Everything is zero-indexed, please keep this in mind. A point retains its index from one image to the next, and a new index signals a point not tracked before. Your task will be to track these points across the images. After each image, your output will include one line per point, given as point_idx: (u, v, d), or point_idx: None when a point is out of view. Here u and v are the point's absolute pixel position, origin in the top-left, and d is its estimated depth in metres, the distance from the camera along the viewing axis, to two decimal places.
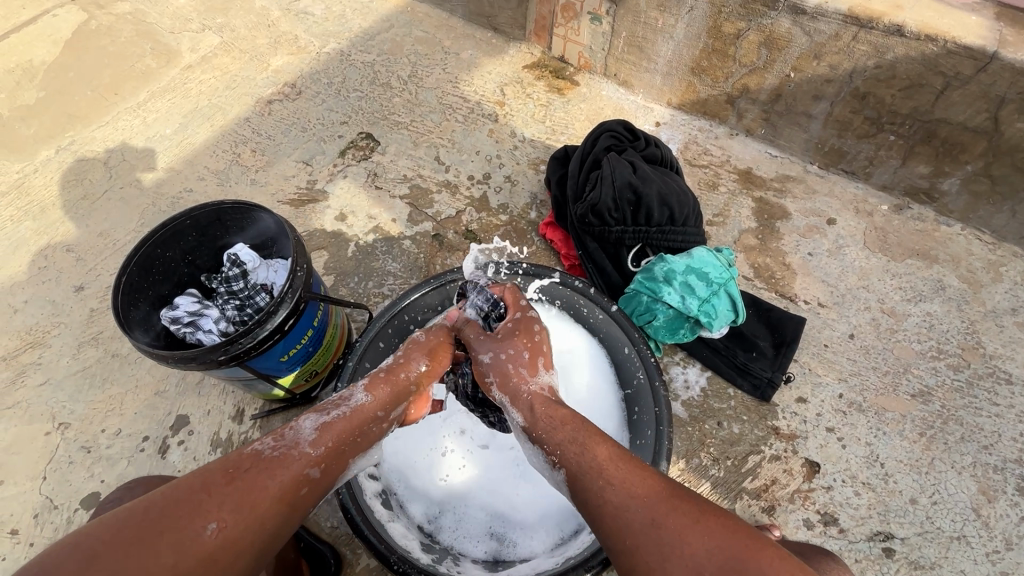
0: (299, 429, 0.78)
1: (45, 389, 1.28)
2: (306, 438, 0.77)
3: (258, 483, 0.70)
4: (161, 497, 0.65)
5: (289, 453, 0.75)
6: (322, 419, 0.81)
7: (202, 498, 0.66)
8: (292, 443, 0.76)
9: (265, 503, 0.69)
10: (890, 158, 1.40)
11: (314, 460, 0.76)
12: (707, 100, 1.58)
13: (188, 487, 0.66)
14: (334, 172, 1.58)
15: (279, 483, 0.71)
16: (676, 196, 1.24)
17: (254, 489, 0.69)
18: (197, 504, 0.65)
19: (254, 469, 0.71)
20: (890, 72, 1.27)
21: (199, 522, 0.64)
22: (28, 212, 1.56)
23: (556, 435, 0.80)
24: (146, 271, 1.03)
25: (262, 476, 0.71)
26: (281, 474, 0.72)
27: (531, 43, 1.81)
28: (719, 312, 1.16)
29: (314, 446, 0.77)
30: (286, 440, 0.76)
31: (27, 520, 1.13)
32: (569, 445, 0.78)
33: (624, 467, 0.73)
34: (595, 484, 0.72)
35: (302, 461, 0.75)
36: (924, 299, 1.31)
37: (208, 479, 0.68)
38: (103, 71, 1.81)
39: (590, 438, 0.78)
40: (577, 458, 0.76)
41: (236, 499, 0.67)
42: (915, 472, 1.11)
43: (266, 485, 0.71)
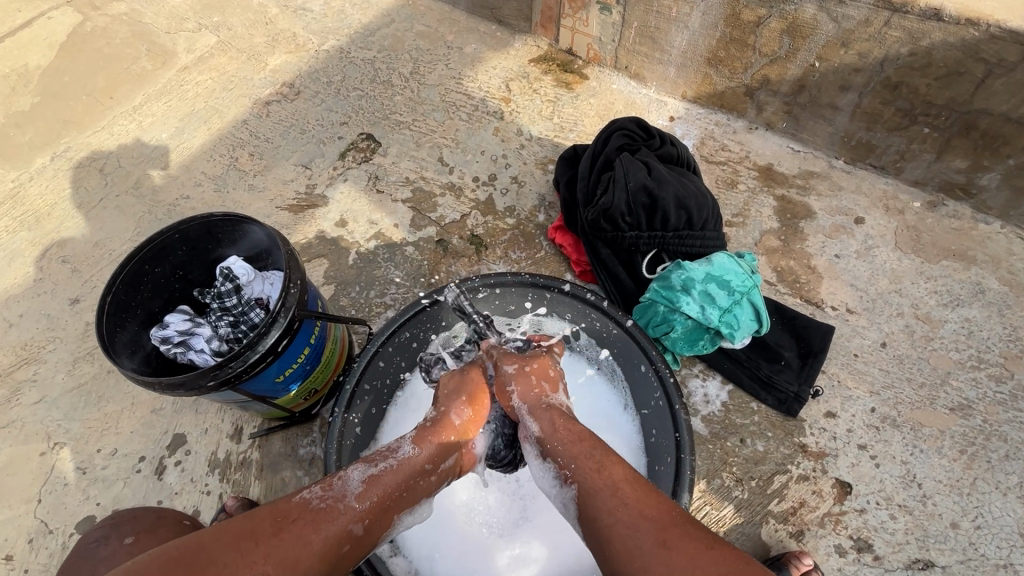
0: (346, 480, 0.74)
1: (41, 408, 1.24)
2: (352, 491, 0.73)
3: (302, 537, 0.66)
4: (207, 541, 0.62)
5: (335, 505, 0.70)
6: (370, 471, 0.76)
7: (247, 549, 0.62)
8: (339, 494, 0.72)
9: (308, 559, 0.65)
10: (924, 152, 1.31)
11: (359, 516, 0.71)
12: (724, 93, 1.50)
13: (235, 532, 0.64)
14: (334, 175, 1.52)
15: (323, 538, 0.67)
16: (694, 198, 1.16)
17: (298, 543, 0.65)
18: (241, 555, 0.62)
19: (300, 520, 0.67)
20: (926, 60, 1.17)
21: (242, 574, 0.61)
22: (24, 222, 1.52)
23: (569, 448, 0.76)
24: (134, 289, 1.01)
25: (307, 529, 0.67)
26: (325, 528, 0.68)
27: (538, 35, 1.72)
28: (741, 323, 1.08)
29: (360, 500, 0.72)
30: (334, 491, 0.72)
31: (23, 545, 1.10)
32: (583, 460, 0.74)
33: (637, 489, 0.68)
34: (606, 505, 0.67)
35: (347, 516, 0.70)
36: (962, 304, 1.23)
37: (254, 526, 0.65)
38: (98, 74, 1.76)
39: (606, 460, 0.73)
40: (588, 475, 0.72)
41: (280, 553, 0.63)
42: (955, 493, 1.04)
43: (310, 538, 0.66)
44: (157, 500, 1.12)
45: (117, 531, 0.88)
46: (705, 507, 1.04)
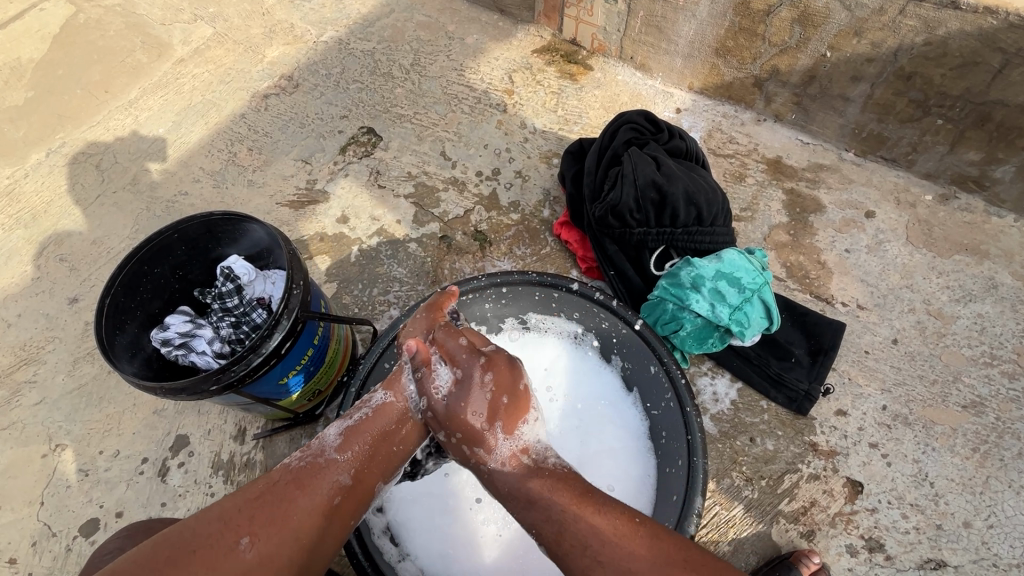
0: (323, 437, 0.76)
1: (41, 409, 1.23)
2: (331, 444, 0.75)
3: (286, 495, 0.69)
4: (191, 521, 0.65)
5: (315, 462, 0.73)
6: (346, 423, 0.77)
7: (230, 516, 0.65)
8: (318, 451, 0.74)
9: (296, 516, 0.68)
10: (937, 144, 1.28)
11: (343, 466, 0.73)
12: (732, 83, 1.46)
13: (217, 509, 0.66)
14: (335, 170, 1.49)
15: (309, 493, 0.70)
16: (704, 194, 1.13)
17: (282, 501, 0.68)
18: (224, 523, 0.65)
19: (280, 481, 0.70)
20: (941, 49, 1.14)
21: (231, 540, 0.64)
22: (20, 220, 1.49)
23: (527, 513, 0.71)
24: (133, 291, 0.99)
25: (290, 488, 0.69)
26: (308, 487, 0.70)
27: (541, 25, 1.69)
28: (752, 321, 1.06)
29: (340, 451, 0.74)
30: (313, 449, 0.74)
31: (26, 549, 1.09)
32: (546, 525, 0.68)
33: (614, 543, 0.65)
34: (580, 564, 0.65)
35: (331, 469, 0.72)
36: (975, 299, 1.21)
37: (236, 496, 0.68)
38: (92, 68, 1.72)
39: (567, 515, 0.68)
40: (556, 543, 0.67)
41: (263, 516, 0.66)
42: (967, 491, 1.03)
43: (293, 497, 0.69)
44: (161, 502, 1.11)
45: (129, 542, 0.86)
46: (714, 507, 1.03)
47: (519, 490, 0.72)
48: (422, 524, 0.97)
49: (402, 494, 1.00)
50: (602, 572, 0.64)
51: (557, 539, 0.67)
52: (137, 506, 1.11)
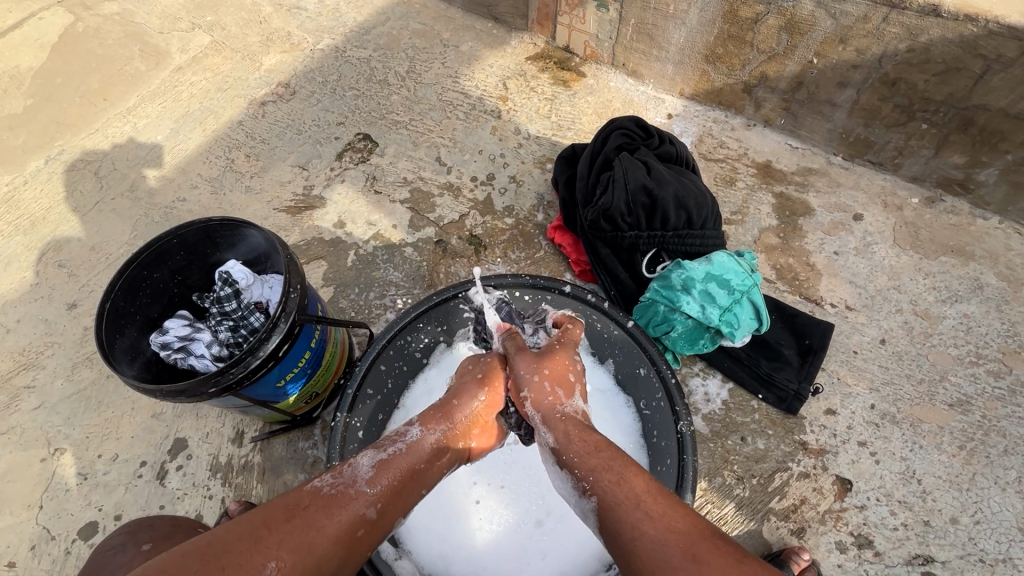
0: (355, 467, 0.72)
1: (41, 413, 1.24)
2: (363, 476, 0.71)
3: (317, 520, 0.64)
4: (222, 534, 0.59)
5: (346, 491, 0.69)
6: (380, 455, 0.74)
7: (261, 535, 0.60)
8: (350, 479, 0.70)
9: (323, 546, 0.63)
10: (922, 148, 1.31)
11: (370, 499, 0.69)
12: (722, 89, 1.49)
13: (248, 522, 0.61)
14: (331, 176, 1.51)
15: (338, 524, 0.65)
16: (694, 198, 1.16)
17: (312, 527, 0.63)
18: (258, 542, 0.59)
19: (313, 508, 0.65)
20: (924, 56, 1.17)
21: (258, 561, 0.58)
22: (19, 226, 1.51)
23: (590, 460, 0.72)
24: (133, 296, 1.01)
25: (321, 513, 0.65)
26: (339, 513, 0.66)
27: (534, 33, 1.72)
28: (741, 322, 1.09)
29: (371, 484, 0.70)
30: (344, 477, 0.70)
31: (25, 552, 1.10)
32: (602, 475, 0.69)
33: (660, 505, 0.64)
34: (626, 523, 0.63)
35: (359, 501, 0.68)
36: (961, 300, 1.23)
37: (269, 515, 0.62)
38: (91, 76, 1.74)
39: (626, 473, 0.69)
40: (612, 488, 0.67)
41: (295, 539, 0.61)
42: (954, 488, 1.04)
43: (325, 523, 0.64)
44: (160, 505, 1.12)
45: (132, 538, 0.89)
46: (707, 505, 1.05)
47: (553, 498, 0.75)
48: (427, 525, 0.99)
49: None
50: (649, 526, 0.62)
51: (613, 493, 0.67)
52: (136, 509, 1.12)
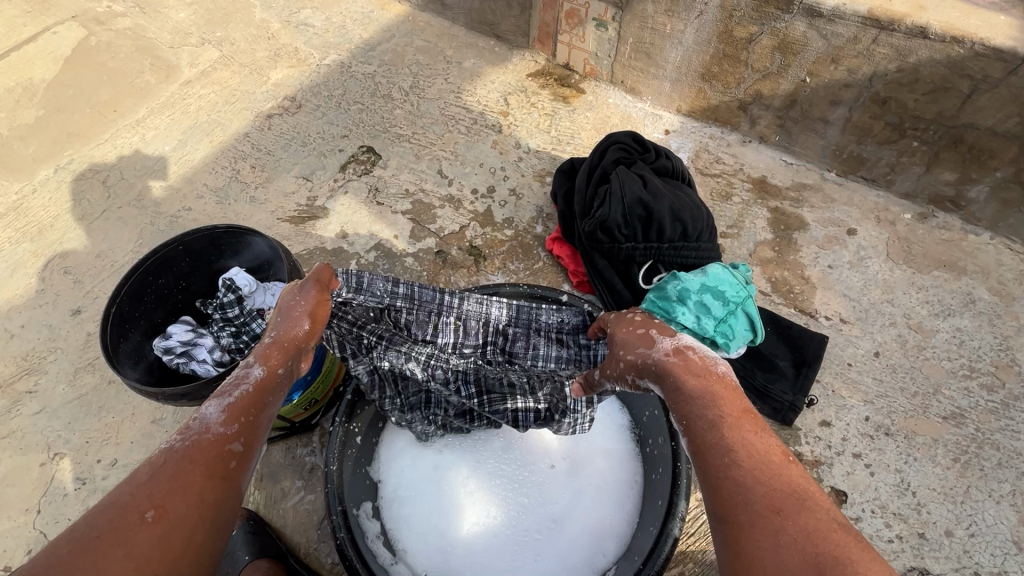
0: (200, 416, 0.64)
1: (42, 417, 1.25)
2: (213, 420, 0.64)
3: (176, 472, 0.58)
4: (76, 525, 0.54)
5: (198, 440, 0.61)
6: (225, 399, 0.66)
7: (113, 510, 0.54)
8: (200, 429, 0.63)
9: (192, 487, 0.58)
10: (914, 165, 1.33)
11: (230, 435, 0.63)
12: (718, 106, 1.53)
13: (96, 511, 0.54)
14: (335, 187, 1.54)
15: (200, 466, 0.59)
16: (689, 211, 1.18)
17: (173, 477, 0.58)
18: (114, 507, 0.55)
19: (169, 464, 0.59)
20: (913, 76, 1.20)
21: (130, 517, 0.54)
22: (27, 233, 1.53)
23: (694, 393, 0.66)
24: (138, 300, 1.03)
25: (181, 464, 0.59)
26: (198, 457, 0.60)
27: (535, 51, 1.76)
28: (736, 333, 1.09)
29: (223, 421, 0.64)
30: (191, 428, 0.63)
31: (21, 556, 1.10)
32: (702, 412, 0.64)
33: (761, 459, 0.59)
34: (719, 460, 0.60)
35: (220, 440, 0.62)
36: (954, 314, 1.25)
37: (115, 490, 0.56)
38: (102, 89, 1.78)
39: (726, 417, 0.63)
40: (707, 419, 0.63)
41: (157, 492, 0.57)
42: (949, 501, 1.05)
43: (187, 472, 0.59)
44: None
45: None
46: (702, 515, 1.06)
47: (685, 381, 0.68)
48: (419, 526, 0.99)
49: (398, 495, 1.02)
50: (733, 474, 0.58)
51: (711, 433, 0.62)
52: None
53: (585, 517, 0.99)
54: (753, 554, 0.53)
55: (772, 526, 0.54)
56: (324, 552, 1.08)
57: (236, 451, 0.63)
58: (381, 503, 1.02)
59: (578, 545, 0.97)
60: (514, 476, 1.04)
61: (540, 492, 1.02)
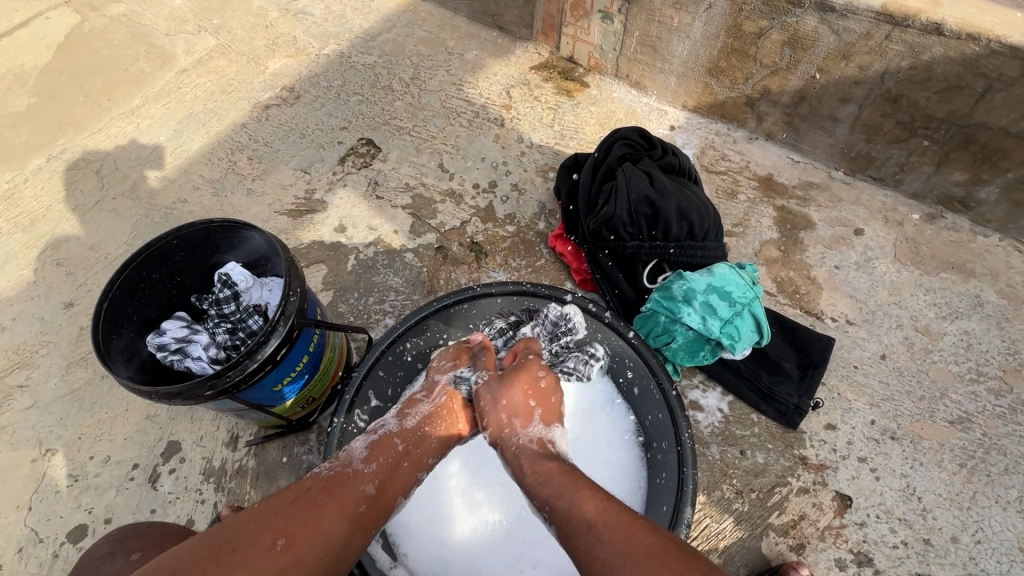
0: (349, 451, 0.77)
1: (33, 413, 1.22)
2: (357, 456, 0.76)
3: (319, 500, 0.68)
4: (229, 522, 0.64)
5: (343, 472, 0.74)
6: (370, 438, 0.80)
7: (268, 516, 0.65)
8: (347, 462, 0.75)
9: (329, 519, 0.67)
10: (923, 164, 1.31)
11: (368, 477, 0.74)
12: (725, 102, 1.50)
13: (253, 510, 0.65)
14: (333, 180, 1.51)
15: (340, 500, 0.70)
16: (696, 209, 1.16)
17: (317, 504, 0.68)
18: (263, 521, 0.64)
19: (315, 488, 0.70)
20: (926, 74, 1.18)
21: (268, 538, 0.63)
22: (18, 224, 1.50)
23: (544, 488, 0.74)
24: (131, 296, 1.00)
25: (322, 493, 0.70)
26: (340, 491, 0.71)
27: (539, 43, 1.73)
28: (742, 334, 1.08)
29: (366, 462, 0.76)
30: (341, 460, 0.76)
31: (12, 554, 1.08)
32: (558, 503, 0.71)
33: (610, 526, 0.65)
34: (582, 542, 0.65)
35: (358, 478, 0.73)
36: (961, 317, 1.23)
37: (272, 499, 0.67)
38: (96, 76, 1.74)
39: (579, 494, 0.71)
40: (565, 503, 0.70)
41: (301, 516, 0.66)
42: (954, 506, 1.04)
43: (327, 502, 0.69)
44: (150, 509, 1.11)
45: (121, 547, 0.85)
46: (705, 519, 1.04)
47: (538, 467, 0.78)
48: (419, 528, 0.97)
49: None
50: (599, 548, 0.63)
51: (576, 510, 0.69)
52: (127, 513, 1.11)
53: None
54: None
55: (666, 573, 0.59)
56: None
57: (370, 493, 0.73)
58: None
59: None
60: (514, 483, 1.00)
61: None
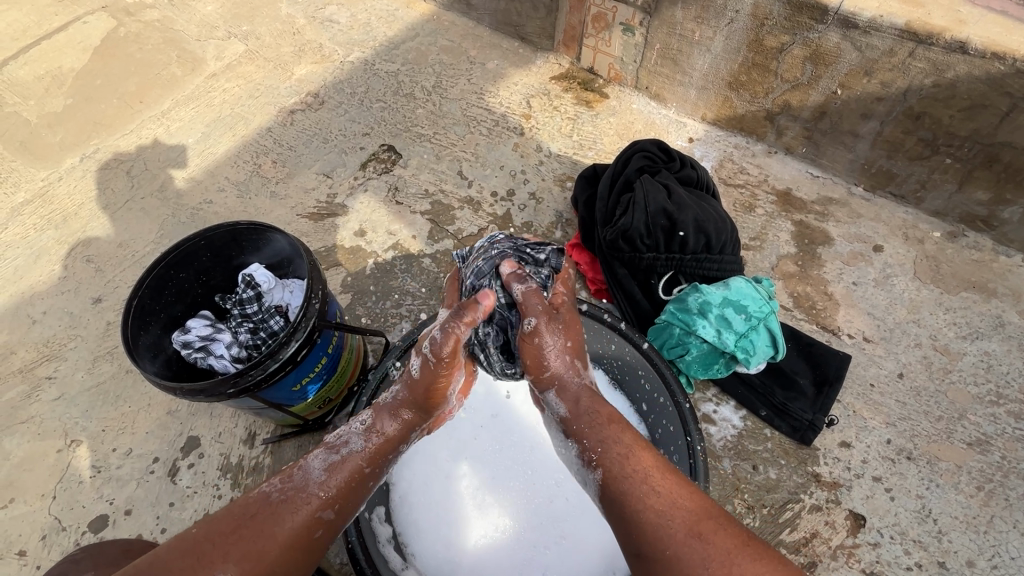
0: (306, 470, 0.77)
1: (60, 404, 1.26)
2: (314, 479, 0.76)
3: (265, 529, 0.70)
4: (167, 553, 0.67)
5: (296, 497, 0.74)
6: (331, 458, 0.79)
7: (203, 549, 0.67)
8: (301, 484, 0.75)
9: (276, 549, 0.70)
10: (946, 182, 1.30)
11: (325, 502, 0.75)
12: (744, 116, 1.50)
13: (191, 539, 0.68)
14: (354, 185, 1.54)
15: (289, 527, 0.71)
16: (713, 223, 1.16)
17: (262, 534, 0.70)
18: (202, 556, 0.67)
19: (260, 514, 0.71)
20: (949, 92, 1.17)
21: (207, 573, 0.65)
22: (51, 221, 1.55)
23: (600, 433, 0.79)
24: (159, 294, 1.04)
25: (269, 521, 0.71)
26: (289, 518, 0.72)
27: (560, 53, 1.74)
28: (757, 349, 1.08)
29: (322, 488, 0.75)
30: (295, 482, 0.75)
31: (36, 542, 1.12)
32: (608, 448, 0.77)
33: (665, 480, 0.73)
34: (640, 490, 0.72)
35: (311, 504, 0.74)
36: (981, 337, 1.21)
37: (212, 527, 0.69)
38: (129, 80, 1.80)
39: (632, 448, 0.77)
40: (620, 462, 0.75)
41: (242, 548, 0.68)
42: (971, 530, 1.02)
43: (273, 532, 0.70)
44: (169, 502, 1.13)
45: (89, 560, 0.86)
46: None
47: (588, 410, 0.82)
48: (428, 531, 0.98)
49: (410, 500, 1.01)
50: (656, 502, 0.70)
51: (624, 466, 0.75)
52: (146, 505, 1.14)
53: (593, 535, 0.97)
54: (701, 564, 0.64)
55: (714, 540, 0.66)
56: (332, 551, 1.06)
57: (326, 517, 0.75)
58: (393, 507, 1.01)
59: (590, 565, 0.96)
60: (525, 488, 1.02)
61: (549, 506, 1.00)
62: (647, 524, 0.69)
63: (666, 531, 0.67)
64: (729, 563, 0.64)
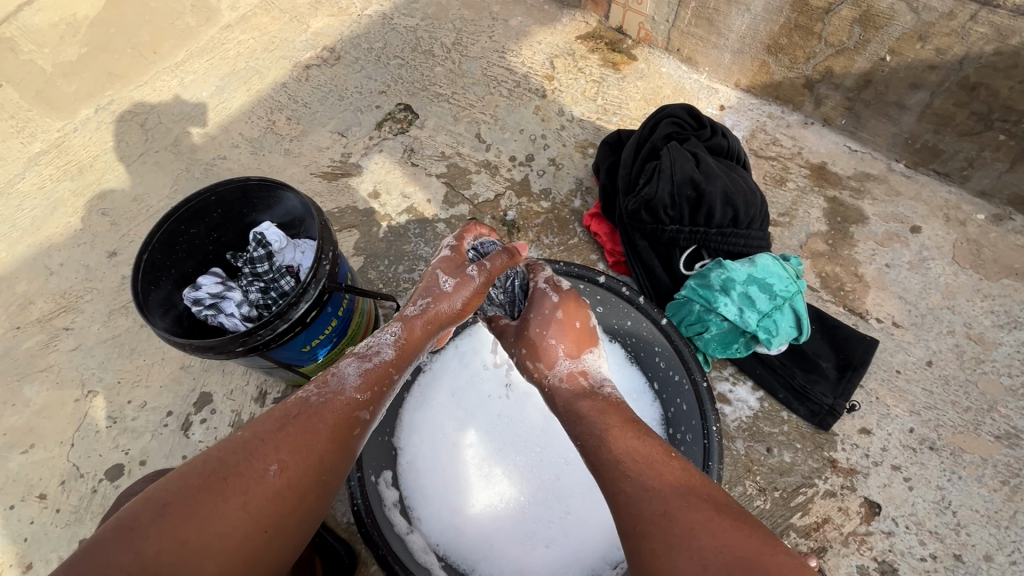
0: (340, 376, 0.80)
1: (77, 355, 1.28)
2: (349, 383, 0.80)
3: (309, 428, 0.72)
4: (215, 451, 0.67)
5: (336, 398, 0.77)
6: (363, 364, 0.83)
7: (253, 445, 0.68)
8: (337, 388, 0.79)
9: (322, 445, 0.72)
10: (996, 160, 1.21)
11: (362, 402, 0.79)
12: (782, 83, 1.41)
13: (237, 439, 0.69)
14: (369, 145, 1.50)
15: (330, 426, 0.74)
16: (743, 195, 1.11)
17: (306, 430, 0.72)
18: (253, 450, 0.68)
19: (304, 413, 0.74)
20: (1012, 61, 1.07)
21: (260, 465, 0.67)
22: (67, 172, 1.55)
23: (577, 428, 0.79)
24: (169, 249, 1.02)
25: (312, 421, 0.73)
26: (330, 417, 0.75)
27: (587, 11, 1.65)
28: (780, 330, 1.04)
29: (359, 390, 0.80)
30: (330, 386, 0.78)
31: (56, 486, 1.15)
32: (589, 436, 0.76)
33: (639, 463, 0.70)
34: (613, 470, 0.70)
35: (351, 404, 0.78)
36: (1020, 327, 1.15)
37: (258, 427, 0.70)
38: (143, 29, 1.75)
39: (609, 431, 0.76)
40: (593, 449, 0.74)
41: (291, 441, 0.70)
42: (991, 524, 0.99)
43: (317, 430, 0.73)
44: (182, 455, 1.15)
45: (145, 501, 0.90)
46: None
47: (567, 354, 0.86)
48: (434, 498, 0.98)
49: (417, 466, 1.01)
50: (627, 479, 0.68)
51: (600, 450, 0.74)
52: (160, 456, 1.16)
53: (599, 512, 0.96)
54: (666, 543, 0.61)
55: (684, 516, 0.62)
56: (340, 511, 1.08)
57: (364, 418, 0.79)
58: (400, 472, 1.01)
59: (595, 541, 0.95)
60: (533, 460, 1.01)
61: (556, 480, 0.99)
62: (616, 505, 0.67)
63: (636, 511, 0.65)
64: (693, 534, 0.60)
